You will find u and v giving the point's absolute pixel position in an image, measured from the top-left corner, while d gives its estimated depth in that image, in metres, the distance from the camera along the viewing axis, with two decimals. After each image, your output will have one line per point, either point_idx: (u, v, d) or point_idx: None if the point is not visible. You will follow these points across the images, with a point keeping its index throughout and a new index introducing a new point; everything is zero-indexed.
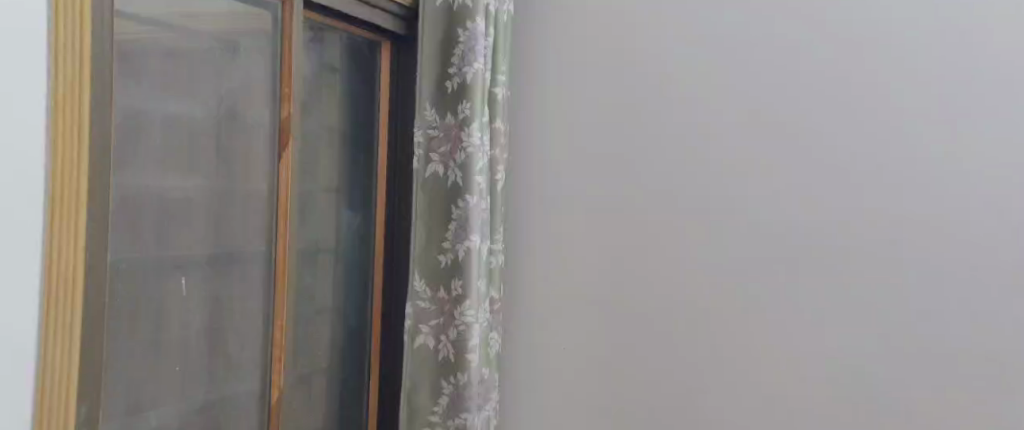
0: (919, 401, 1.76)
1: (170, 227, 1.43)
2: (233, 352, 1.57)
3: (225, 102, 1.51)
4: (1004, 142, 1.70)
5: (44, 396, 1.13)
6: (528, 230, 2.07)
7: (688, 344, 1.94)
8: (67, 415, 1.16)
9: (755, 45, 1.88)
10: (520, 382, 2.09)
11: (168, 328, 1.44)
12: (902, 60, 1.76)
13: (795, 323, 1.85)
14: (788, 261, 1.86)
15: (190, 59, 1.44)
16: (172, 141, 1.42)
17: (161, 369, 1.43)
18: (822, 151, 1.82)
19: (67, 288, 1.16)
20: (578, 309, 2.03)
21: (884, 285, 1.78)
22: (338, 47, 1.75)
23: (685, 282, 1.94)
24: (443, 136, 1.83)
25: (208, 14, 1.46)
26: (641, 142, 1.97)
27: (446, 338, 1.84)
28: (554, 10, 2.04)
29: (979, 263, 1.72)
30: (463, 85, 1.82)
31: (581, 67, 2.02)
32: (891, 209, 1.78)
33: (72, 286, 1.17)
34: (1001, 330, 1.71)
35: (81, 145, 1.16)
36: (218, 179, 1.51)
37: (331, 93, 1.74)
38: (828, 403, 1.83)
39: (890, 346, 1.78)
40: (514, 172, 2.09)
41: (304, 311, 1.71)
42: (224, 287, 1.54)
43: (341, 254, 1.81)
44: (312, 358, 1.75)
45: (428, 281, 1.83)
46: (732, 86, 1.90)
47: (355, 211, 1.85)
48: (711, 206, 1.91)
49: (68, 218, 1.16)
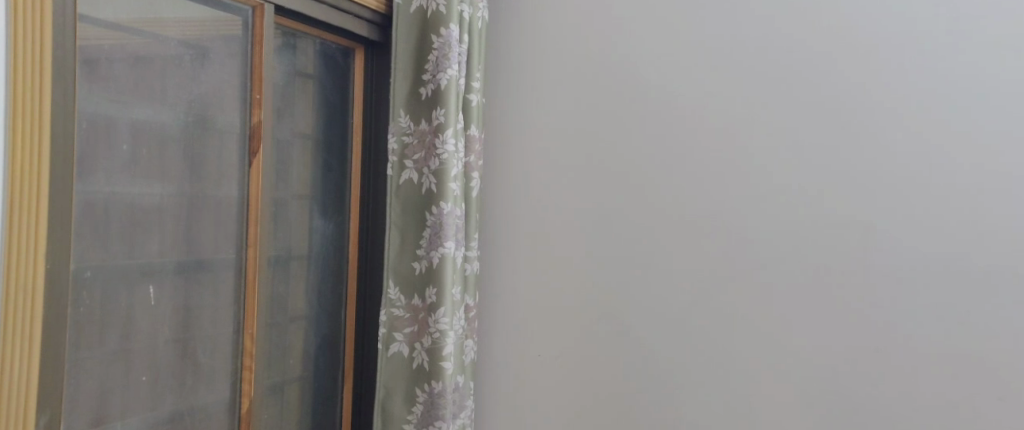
0: (918, 414, 1.65)
1: (140, 235, 1.42)
2: (204, 361, 1.54)
3: (194, 108, 1.49)
4: (993, 143, 1.59)
5: (5, 391, 1.19)
6: (506, 236, 2.05)
7: (670, 353, 1.87)
8: (27, 410, 1.22)
9: (730, 43, 1.82)
10: (498, 390, 2.07)
11: (135, 337, 1.43)
12: (886, 59, 1.67)
13: (782, 332, 1.76)
14: (775, 267, 1.77)
15: (157, 65, 1.43)
16: (139, 148, 1.41)
17: (130, 378, 1.43)
18: (802, 152, 1.74)
19: (27, 293, 1.21)
20: (556, 317, 2.00)
21: (879, 292, 1.68)
22: (312, 53, 1.74)
23: (665, 289, 1.88)
24: (418, 143, 1.82)
25: (175, 20, 1.45)
26: (617, 145, 1.92)
27: (421, 345, 1.83)
28: (533, 15, 2.02)
29: (968, 271, 1.61)
30: (437, 92, 1.80)
31: (557, 69, 1.99)
32: (886, 213, 1.67)
33: (32, 290, 1.22)
34: (994, 343, 1.60)
35: (40, 148, 1.22)
36: (188, 186, 1.49)
37: (303, 99, 1.73)
38: (819, 416, 1.73)
39: (887, 357, 1.67)
40: (493, 177, 2.07)
41: (276, 319, 1.70)
42: (194, 296, 1.52)
43: (314, 261, 1.80)
44: (285, 367, 1.73)
45: (402, 289, 1.83)
46: (707, 87, 1.84)
47: (329, 218, 1.83)
48: (693, 211, 1.84)
49: (29, 223, 1.21)
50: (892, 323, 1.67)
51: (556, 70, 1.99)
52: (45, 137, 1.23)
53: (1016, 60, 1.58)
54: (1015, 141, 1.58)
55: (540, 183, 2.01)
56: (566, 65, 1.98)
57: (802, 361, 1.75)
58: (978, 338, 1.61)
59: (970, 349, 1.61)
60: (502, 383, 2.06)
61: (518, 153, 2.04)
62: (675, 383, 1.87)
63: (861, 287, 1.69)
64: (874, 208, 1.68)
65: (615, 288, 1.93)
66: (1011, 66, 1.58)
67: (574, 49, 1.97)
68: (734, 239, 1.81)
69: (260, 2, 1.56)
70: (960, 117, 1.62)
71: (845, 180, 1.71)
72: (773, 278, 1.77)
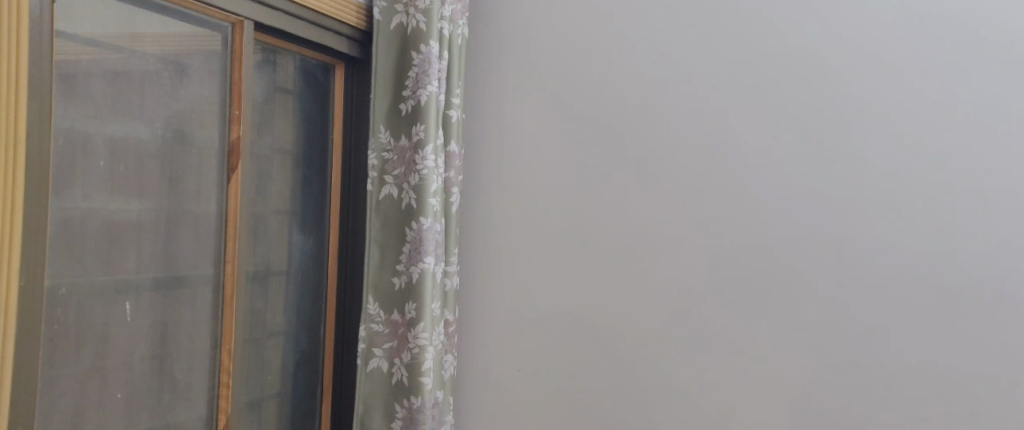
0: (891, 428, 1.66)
1: (116, 250, 1.42)
2: (181, 378, 1.54)
3: (173, 125, 1.49)
4: (964, 158, 1.61)
5: None
6: (485, 252, 2.06)
7: (646, 367, 1.88)
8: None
9: (706, 60, 1.83)
10: (476, 406, 2.07)
11: (111, 354, 1.42)
12: (858, 75, 1.69)
13: (757, 347, 1.77)
14: (749, 282, 1.78)
15: (135, 80, 1.43)
16: (116, 164, 1.41)
17: (105, 395, 1.41)
18: (777, 168, 1.76)
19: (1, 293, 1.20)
20: (534, 332, 2.00)
21: (850, 307, 1.69)
22: (292, 69, 1.75)
23: (641, 304, 1.89)
24: (398, 158, 1.83)
25: (153, 35, 1.45)
26: (596, 161, 1.94)
27: (400, 360, 1.82)
28: (513, 33, 2.04)
29: (941, 287, 1.63)
30: (417, 108, 1.81)
31: (536, 86, 2.01)
32: (856, 229, 1.69)
33: (6, 289, 1.21)
34: (967, 355, 1.60)
35: (15, 149, 1.22)
36: (166, 203, 1.49)
37: (283, 116, 1.73)
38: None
39: (859, 371, 1.68)
40: (471, 193, 2.08)
41: (254, 335, 1.70)
42: (172, 312, 1.51)
43: (293, 277, 1.80)
44: (262, 383, 1.73)
45: (382, 304, 1.83)
46: (684, 103, 1.85)
47: (308, 233, 1.83)
48: (669, 227, 1.86)
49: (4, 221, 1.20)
50: (864, 338, 1.68)
51: (536, 86, 2.01)
52: (21, 137, 1.22)
53: (988, 79, 1.60)
54: (984, 156, 1.60)
55: (518, 199, 2.02)
56: (545, 81, 2.00)
57: (779, 375, 1.75)
58: (948, 353, 1.62)
59: (942, 363, 1.62)
60: (481, 399, 2.06)
61: (496, 169, 2.05)
62: (654, 398, 1.87)
63: (837, 302, 1.70)
64: (846, 223, 1.70)
65: (594, 304, 1.93)
66: (981, 84, 1.60)
67: (553, 66, 1.99)
68: (709, 254, 1.82)
69: (240, 19, 1.57)
70: (931, 136, 1.63)
71: (817, 196, 1.72)
72: (751, 292, 1.78)
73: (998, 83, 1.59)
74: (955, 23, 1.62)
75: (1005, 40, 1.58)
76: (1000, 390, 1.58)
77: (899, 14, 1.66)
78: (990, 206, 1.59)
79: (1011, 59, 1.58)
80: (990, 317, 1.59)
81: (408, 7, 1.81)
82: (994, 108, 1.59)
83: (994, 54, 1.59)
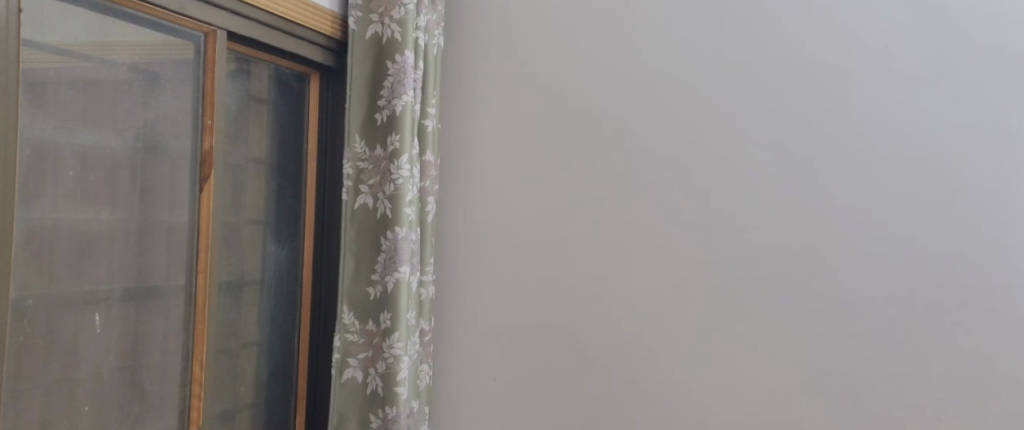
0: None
1: (85, 261, 1.40)
2: (152, 390, 1.52)
3: (144, 134, 1.48)
4: (930, 168, 1.64)
5: None
6: (459, 261, 2.05)
7: (619, 375, 1.89)
8: None
9: (680, 69, 1.85)
10: (449, 414, 2.06)
11: (79, 366, 1.40)
12: (828, 86, 1.72)
13: (728, 354, 1.79)
14: (720, 290, 1.80)
15: (105, 89, 1.42)
16: (86, 175, 1.40)
17: (74, 407, 1.40)
18: (748, 178, 1.78)
19: None
20: (509, 340, 2.00)
21: (818, 314, 1.72)
22: (266, 78, 1.75)
23: (615, 312, 1.89)
24: (373, 168, 1.83)
25: (123, 44, 1.44)
26: (569, 169, 1.94)
27: (375, 370, 1.82)
28: (486, 41, 2.04)
29: (908, 295, 1.66)
30: (392, 117, 1.81)
31: (510, 94, 2.01)
32: (824, 237, 1.71)
33: None
34: (931, 361, 1.64)
35: None
36: (137, 213, 1.48)
37: (258, 125, 1.73)
38: None
39: (828, 378, 1.71)
40: (444, 202, 2.08)
41: (227, 345, 1.69)
42: (142, 322, 1.50)
43: (266, 286, 1.79)
44: (235, 394, 1.72)
45: (357, 314, 1.83)
46: (659, 112, 1.86)
47: (282, 243, 1.83)
48: (642, 235, 1.87)
49: None
50: (833, 345, 1.70)
51: (510, 95, 2.01)
52: None
53: (952, 92, 1.63)
54: (949, 167, 1.63)
55: (493, 207, 2.02)
56: (519, 90, 2.00)
57: (750, 382, 1.77)
58: (913, 360, 1.65)
59: (907, 370, 1.65)
60: (454, 408, 2.06)
61: (471, 177, 2.05)
62: (626, 405, 1.88)
63: (807, 309, 1.73)
64: (814, 232, 1.72)
65: (568, 312, 1.94)
66: (946, 97, 1.64)
67: (526, 74, 1.99)
68: (680, 263, 1.83)
69: (212, 28, 1.57)
70: (898, 148, 1.67)
71: (787, 206, 1.75)
72: (724, 299, 1.79)
73: (962, 96, 1.63)
74: (921, 36, 1.66)
75: (968, 54, 1.62)
76: (963, 396, 1.61)
77: (866, 27, 1.69)
78: (954, 216, 1.63)
79: (973, 72, 1.62)
80: (953, 325, 1.62)
81: (383, 16, 1.81)
82: (960, 121, 1.63)
83: (958, 68, 1.63)
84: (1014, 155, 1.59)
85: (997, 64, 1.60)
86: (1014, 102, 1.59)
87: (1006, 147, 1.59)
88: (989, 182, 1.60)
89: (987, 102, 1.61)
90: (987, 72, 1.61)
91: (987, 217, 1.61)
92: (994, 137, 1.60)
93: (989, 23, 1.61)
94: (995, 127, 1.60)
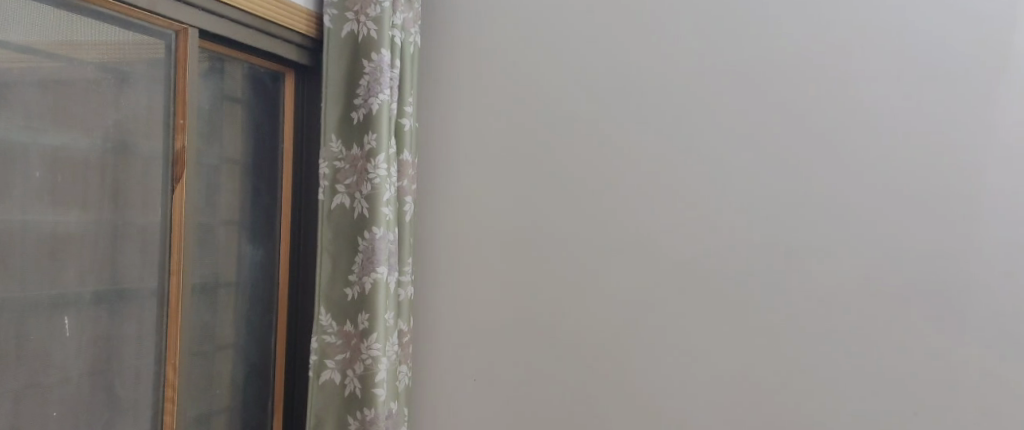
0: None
1: (54, 264, 1.38)
2: (124, 393, 1.50)
3: (113, 134, 1.46)
4: (907, 165, 1.65)
5: None
6: (435, 261, 2.04)
7: (598, 373, 1.88)
8: None
9: (658, 67, 1.84)
10: (427, 415, 2.05)
11: (47, 371, 1.38)
12: (805, 83, 1.72)
13: (708, 353, 1.79)
14: (699, 289, 1.79)
15: (72, 89, 1.39)
16: (55, 175, 1.37)
17: (42, 413, 1.37)
18: (727, 176, 1.78)
19: None
20: (487, 340, 1.99)
21: (795, 312, 1.72)
22: (240, 77, 1.72)
23: (595, 312, 1.88)
24: (349, 168, 1.81)
25: (91, 42, 1.41)
26: (548, 168, 1.93)
27: (353, 372, 1.80)
28: (463, 40, 2.02)
29: (886, 293, 1.66)
30: (368, 116, 1.79)
31: (489, 93, 2.00)
32: (801, 235, 1.72)
33: None
34: (909, 357, 1.65)
35: None
36: (107, 214, 1.45)
37: (232, 125, 1.71)
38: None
39: (806, 375, 1.71)
40: (422, 202, 2.06)
41: (202, 347, 1.67)
42: (113, 325, 1.47)
43: (241, 287, 1.77)
44: (210, 397, 1.69)
45: (334, 315, 1.81)
46: (637, 110, 1.86)
47: (257, 243, 1.81)
48: (620, 234, 1.86)
49: None
50: (813, 342, 1.71)
51: (488, 95, 2.00)
52: None
53: (927, 90, 1.64)
54: (925, 164, 1.64)
55: (472, 207, 2.00)
56: (499, 88, 1.99)
57: (730, 380, 1.77)
58: (891, 357, 1.66)
59: (884, 366, 1.66)
60: (433, 409, 2.04)
61: (448, 176, 2.03)
62: (607, 403, 1.87)
63: (787, 307, 1.73)
64: (791, 230, 1.73)
65: (548, 312, 1.93)
66: (922, 94, 1.64)
67: (505, 72, 1.98)
68: (660, 261, 1.83)
69: (184, 26, 1.54)
70: (874, 144, 1.67)
71: (765, 203, 1.75)
72: (704, 297, 1.79)
73: (935, 95, 1.63)
74: (894, 36, 1.66)
75: (943, 52, 1.63)
76: (943, 394, 1.62)
77: (842, 25, 1.70)
78: (930, 212, 1.64)
79: (947, 71, 1.63)
80: (929, 321, 1.64)
81: (359, 15, 1.79)
82: (935, 118, 1.63)
83: (934, 66, 1.64)
84: (986, 153, 1.60)
85: (972, 61, 1.61)
86: (987, 100, 1.60)
87: (980, 143, 1.61)
88: (963, 178, 1.62)
89: (962, 100, 1.62)
90: (965, 70, 1.62)
91: (963, 214, 1.62)
92: (970, 135, 1.61)
93: (963, 21, 1.62)
94: (971, 124, 1.61)
